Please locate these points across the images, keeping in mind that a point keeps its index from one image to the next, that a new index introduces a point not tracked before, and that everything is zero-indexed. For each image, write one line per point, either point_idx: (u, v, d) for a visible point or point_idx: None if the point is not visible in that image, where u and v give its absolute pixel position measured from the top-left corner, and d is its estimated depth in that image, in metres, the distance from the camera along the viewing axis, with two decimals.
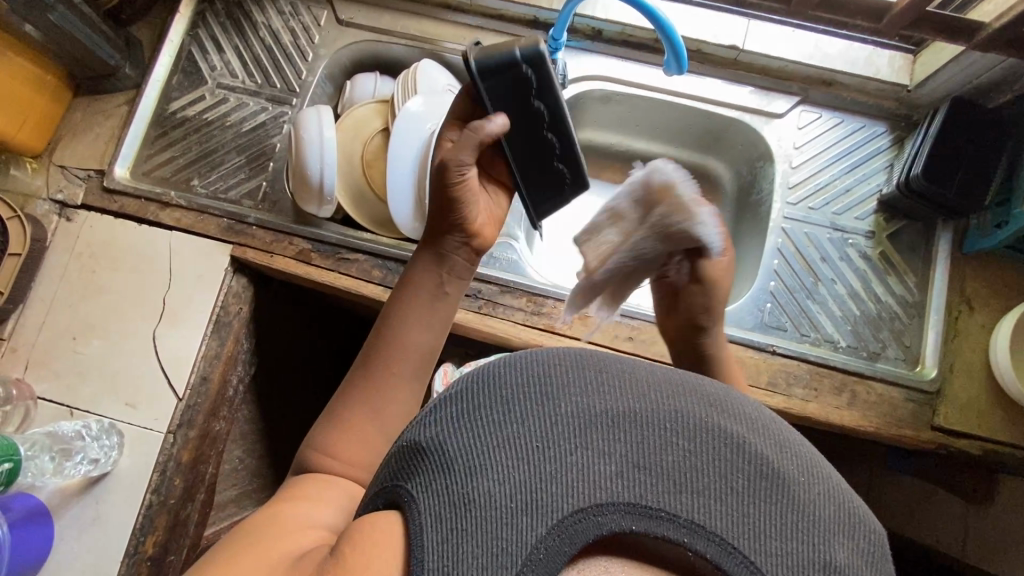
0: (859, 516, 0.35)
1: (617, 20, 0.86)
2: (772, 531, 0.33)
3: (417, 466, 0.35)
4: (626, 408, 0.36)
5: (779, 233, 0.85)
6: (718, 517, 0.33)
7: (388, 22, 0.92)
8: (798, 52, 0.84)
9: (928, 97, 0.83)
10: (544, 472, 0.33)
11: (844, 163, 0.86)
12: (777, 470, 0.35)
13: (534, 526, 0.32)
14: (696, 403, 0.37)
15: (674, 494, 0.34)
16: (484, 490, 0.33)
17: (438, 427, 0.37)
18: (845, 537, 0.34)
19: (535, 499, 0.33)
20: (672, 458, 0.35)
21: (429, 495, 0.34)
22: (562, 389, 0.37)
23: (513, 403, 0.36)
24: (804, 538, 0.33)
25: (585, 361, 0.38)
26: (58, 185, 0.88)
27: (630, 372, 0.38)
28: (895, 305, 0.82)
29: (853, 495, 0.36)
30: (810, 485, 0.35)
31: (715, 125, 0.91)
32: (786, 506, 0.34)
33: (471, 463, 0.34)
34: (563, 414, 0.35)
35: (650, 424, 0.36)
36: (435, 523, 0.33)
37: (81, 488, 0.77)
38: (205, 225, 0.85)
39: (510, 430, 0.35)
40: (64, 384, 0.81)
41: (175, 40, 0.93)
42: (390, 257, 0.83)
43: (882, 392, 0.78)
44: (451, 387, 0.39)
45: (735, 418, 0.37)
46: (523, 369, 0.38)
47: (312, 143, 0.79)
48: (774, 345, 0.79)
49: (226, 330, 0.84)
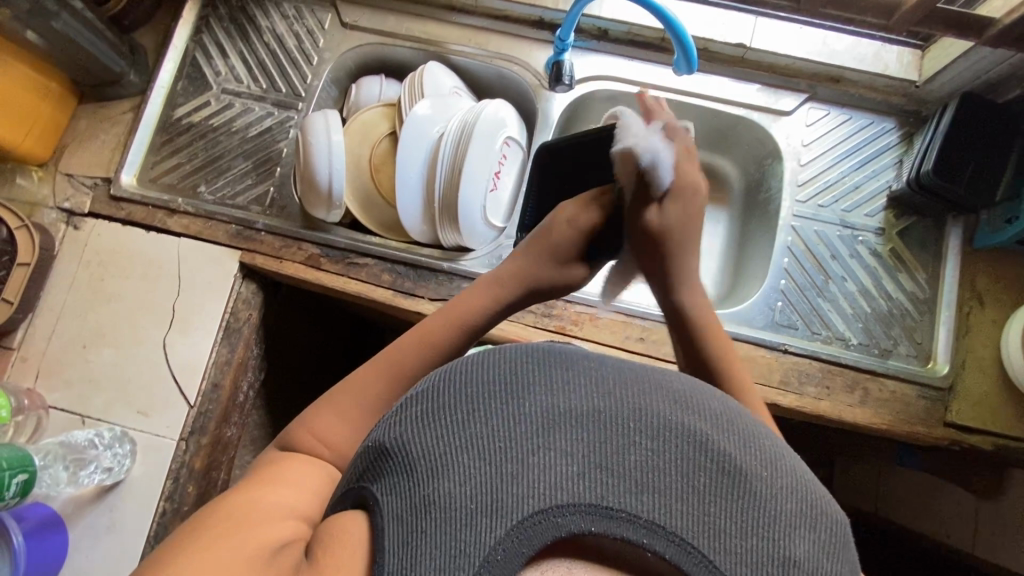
0: (820, 508, 0.35)
1: (623, 20, 0.86)
2: (733, 529, 0.33)
3: (382, 468, 0.35)
4: (589, 406, 0.35)
5: (789, 231, 0.85)
6: (679, 516, 0.33)
7: (393, 24, 0.92)
8: (805, 49, 0.84)
9: (937, 93, 0.82)
10: (504, 473, 0.33)
11: (853, 160, 0.86)
12: (739, 467, 0.34)
13: (494, 527, 0.31)
14: (662, 400, 0.36)
15: (635, 493, 0.33)
16: (445, 491, 0.33)
17: (403, 428, 0.36)
18: (807, 531, 0.33)
19: (495, 500, 0.32)
20: (635, 457, 0.34)
21: (392, 497, 0.34)
22: (527, 389, 0.36)
23: (476, 403, 0.36)
24: (765, 534, 0.33)
25: (551, 359, 0.38)
26: (65, 194, 0.87)
27: (596, 369, 0.38)
28: (906, 302, 0.81)
29: (817, 486, 0.36)
30: (772, 479, 0.34)
31: (723, 123, 0.90)
32: (746, 503, 0.33)
33: (432, 465, 0.34)
34: (526, 414, 0.35)
35: (613, 423, 0.35)
36: (397, 525, 0.33)
37: (96, 496, 0.77)
38: (213, 231, 0.85)
39: (473, 431, 0.35)
40: (76, 393, 0.81)
41: (179, 46, 0.93)
42: (399, 261, 0.82)
43: (894, 389, 0.77)
44: (417, 387, 0.39)
45: (700, 414, 0.36)
46: (489, 369, 0.37)
47: (320, 148, 0.78)
48: (785, 343, 0.79)
49: (237, 336, 0.84)
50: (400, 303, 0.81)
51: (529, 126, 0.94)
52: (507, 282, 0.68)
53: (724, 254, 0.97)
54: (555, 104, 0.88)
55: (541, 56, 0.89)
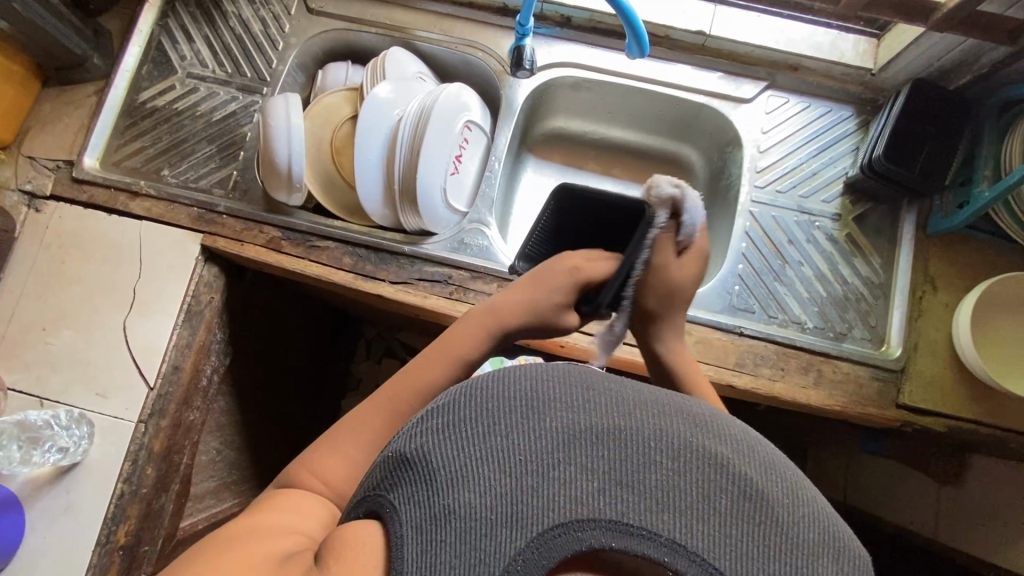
0: (840, 541, 0.33)
1: (584, 7, 0.87)
2: (753, 552, 0.31)
3: (400, 476, 0.34)
4: (611, 424, 0.34)
5: (747, 217, 0.86)
6: (700, 536, 0.31)
7: (359, 11, 0.92)
8: (764, 37, 0.85)
9: (892, 80, 0.84)
10: (527, 486, 0.31)
11: (812, 147, 0.87)
12: (760, 492, 0.33)
13: (515, 538, 0.30)
14: (683, 423, 0.35)
15: (656, 512, 0.31)
16: (465, 501, 0.31)
17: (424, 438, 0.34)
18: (829, 561, 0.31)
19: (517, 511, 0.31)
20: (656, 476, 0.32)
21: (412, 506, 0.32)
22: (549, 404, 0.34)
23: (497, 416, 0.34)
24: (783, 559, 0.31)
25: (575, 379, 0.36)
26: (27, 176, 0.87)
27: (619, 390, 0.36)
28: (861, 286, 0.83)
29: (838, 520, 0.34)
30: (793, 507, 0.33)
31: (685, 111, 0.91)
32: (767, 528, 0.32)
33: (454, 475, 0.32)
34: (548, 429, 0.33)
35: (635, 440, 0.33)
36: (417, 534, 0.31)
37: (52, 478, 0.77)
38: (175, 215, 0.85)
39: (495, 443, 0.33)
40: (34, 374, 0.81)
41: (145, 30, 0.92)
42: (361, 244, 0.83)
43: (847, 371, 0.79)
44: (439, 399, 0.37)
45: (720, 438, 0.34)
46: (513, 384, 0.35)
47: (280, 130, 0.78)
48: (740, 326, 0.80)
49: (198, 319, 0.84)
50: (361, 287, 0.81)
51: (495, 114, 0.95)
52: (506, 313, 0.63)
53: None
54: (519, 91, 0.89)
55: (506, 43, 0.90)
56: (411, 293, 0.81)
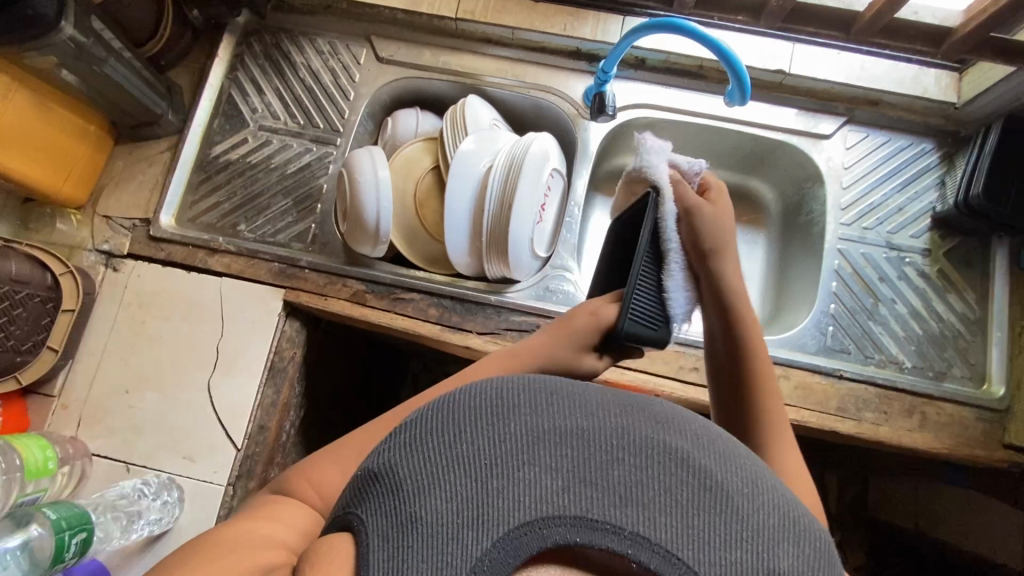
0: (801, 524, 0.31)
1: (662, 49, 0.86)
2: (717, 541, 0.29)
3: (368, 491, 0.32)
4: (575, 425, 0.32)
5: (836, 255, 0.84)
6: (663, 528, 0.29)
7: (428, 58, 0.92)
8: (845, 74, 0.85)
9: (977, 114, 0.83)
10: (492, 488, 0.30)
11: (895, 181, 0.86)
12: (719, 482, 0.31)
13: (480, 539, 0.28)
14: (643, 421, 0.33)
15: (619, 507, 0.29)
16: (432, 508, 0.29)
17: (392, 452, 0.33)
18: (786, 544, 0.30)
19: (483, 512, 0.29)
20: (619, 472, 0.31)
21: (378, 517, 0.30)
22: (513, 408, 0.33)
23: (463, 424, 0.32)
24: (748, 548, 0.29)
25: (537, 383, 0.35)
26: (104, 236, 0.86)
27: (580, 393, 0.34)
28: (957, 322, 0.81)
29: (795, 501, 0.33)
30: (752, 495, 0.31)
31: (762, 148, 0.90)
32: (729, 517, 0.30)
33: (420, 484, 0.30)
34: (511, 432, 0.32)
35: (598, 439, 0.32)
36: (381, 543, 0.29)
37: (144, 547, 0.75)
38: (256, 271, 0.84)
39: (461, 449, 0.31)
40: (119, 440, 0.79)
41: (215, 84, 0.92)
42: (445, 295, 0.82)
43: (952, 413, 0.77)
44: (409, 417, 0.36)
45: (680, 433, 0.33)
46: (474, 395, 0.34)
47: (368, 186, 0.77)
48: (840, 369, 0.78)
49: (281, 376, 0.83)
50: (448, 338, 0.80)
51: (567, 156, 0.94)
52: (531, 356, 0.60)
53: (763, 277, 0.97)
54: (594, 135, 0.88)
55: (580, 86, 0.90)
56: (499, 344, 0.79)
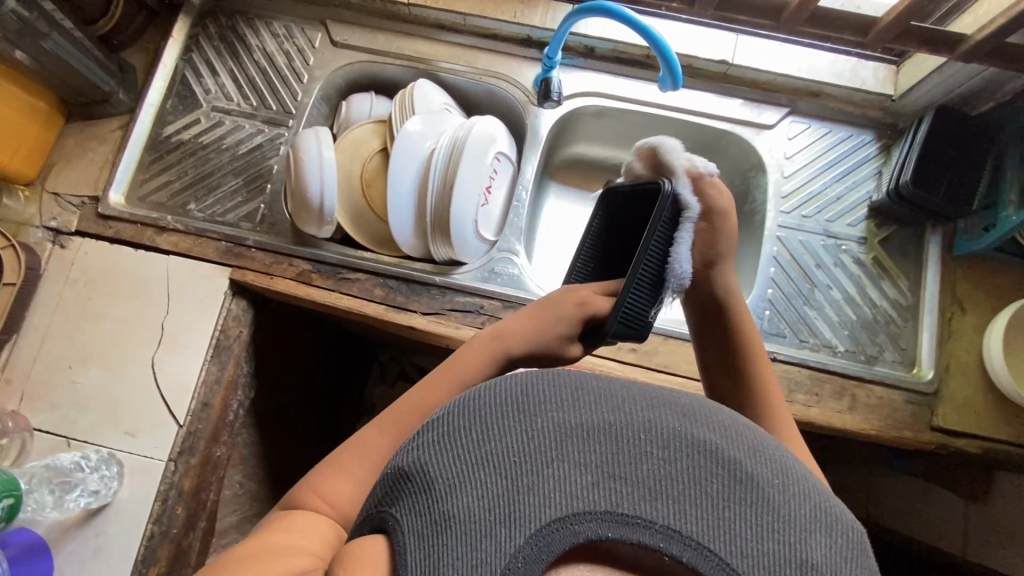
0: (835, 515, 0.30)
1: (609, 38, 0.88)
2: (752, 534, 0.28)
3: (399, 490, 0.30)
4: (603, 417, 0.31)
5: (775, 242, 0.86)
6: (698, 521, 0.28)
7: (382, 43, 0.93)
8: (785, 65, 0.87)
9: (912, 106, 0.85)
10: (522, 484, 0.28)
11: (835, 171, 0.88)
12: (751, 473, 0.30)
13: (512, 536, 0.27)
14: (670, 414, 0.32)
15: (651, 500, 0.28)
16: (463, 506, 0.28)
17: (419, 450, 0.31)
18: (822, 535, 0.29)
19: (514, 508, 0.27)
20: (649, 465, 0.29)
21: (409, 517, 0.29)
22: (540, 400, 0.31)
23: (489, 419, 0.31)
24: (783, 539, 0.28)
25: (563, 375, 0.33)
26: (52, 212, 0.87)
27: (605, 385, 0.33)
28: (890, 309, 0.83)
29: (828, 495, 0.31)
30: (785, 486, 0.30)
31: (707, 137, 0.92)
32: (764, 508, 0.28)
33: (450, 481, 0.29)
34: (539, 426, 0.30)
35: (627, 431, 0.30)
36: (414, 544, 0.28)
37: (81, 520, 0.75)
38: (203, 248, 0.85)
39: (490, 444, 0.29)
40: (61, 415, 0.80)
41: (169, 64, 0.93)
42: (390, 275, 0.82)
43: (881, 395, 0.79)
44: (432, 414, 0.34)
45: (707, 426, 0.32)
46: (497, 388, 0.32)
47: (311, 164, 0.78)
48: (774, 352, 0.80)
49: (226, 354, 0.83)
50: (391, 317, 0.81)
51: (519, 142, 0.95)
52: (516, 339, 0.60)
53: None
54: (543, 121, 0.90)
55: (530, 74, 0.91)
56: (443, 324, 0.80)
